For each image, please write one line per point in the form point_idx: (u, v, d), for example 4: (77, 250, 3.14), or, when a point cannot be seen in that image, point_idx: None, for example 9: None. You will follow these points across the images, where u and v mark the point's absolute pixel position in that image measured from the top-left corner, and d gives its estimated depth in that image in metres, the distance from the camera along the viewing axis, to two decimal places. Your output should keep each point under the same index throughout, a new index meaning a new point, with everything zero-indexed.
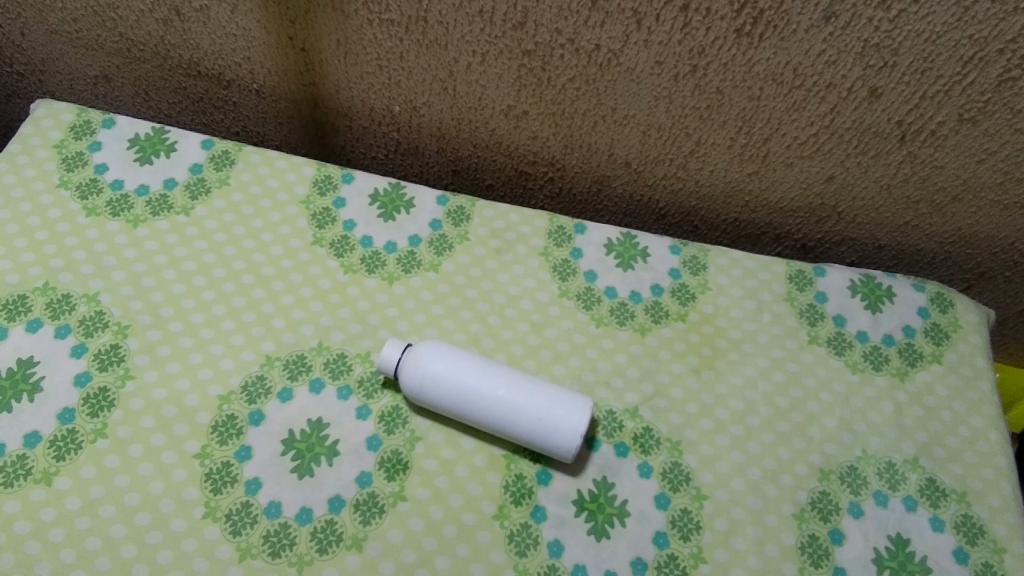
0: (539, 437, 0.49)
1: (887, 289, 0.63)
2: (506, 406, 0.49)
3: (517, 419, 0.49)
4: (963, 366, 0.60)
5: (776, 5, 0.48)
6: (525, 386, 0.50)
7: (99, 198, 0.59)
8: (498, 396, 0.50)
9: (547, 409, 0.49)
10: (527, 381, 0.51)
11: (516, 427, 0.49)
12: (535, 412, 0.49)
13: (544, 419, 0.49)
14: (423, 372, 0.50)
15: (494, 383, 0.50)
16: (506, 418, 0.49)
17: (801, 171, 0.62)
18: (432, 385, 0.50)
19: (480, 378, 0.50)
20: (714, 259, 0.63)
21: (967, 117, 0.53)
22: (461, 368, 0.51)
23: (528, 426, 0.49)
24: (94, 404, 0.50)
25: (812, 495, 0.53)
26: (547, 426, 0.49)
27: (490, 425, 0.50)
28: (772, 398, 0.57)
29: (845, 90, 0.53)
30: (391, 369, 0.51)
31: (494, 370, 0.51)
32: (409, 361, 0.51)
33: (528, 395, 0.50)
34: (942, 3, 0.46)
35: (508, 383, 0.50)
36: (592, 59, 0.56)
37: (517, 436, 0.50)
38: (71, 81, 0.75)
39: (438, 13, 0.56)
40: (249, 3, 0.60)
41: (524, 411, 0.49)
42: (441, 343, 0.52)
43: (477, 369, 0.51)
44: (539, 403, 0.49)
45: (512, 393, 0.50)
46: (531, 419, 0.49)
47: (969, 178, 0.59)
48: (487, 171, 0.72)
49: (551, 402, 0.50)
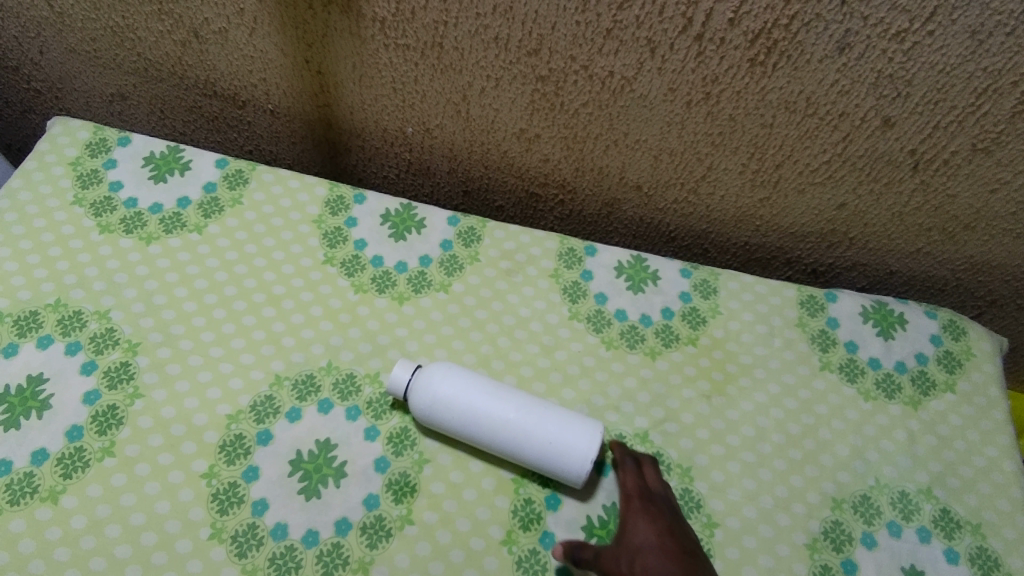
0: (549, 462, 0.48)
1: (899, 316, 0.63)
2: (515, 429, 0.49)
3: (527, 443, 0.49)
4: (977, 396, 0.59)
5: (790, 36, 0.48)
6: (535, 410, 0.50)
7: (113, 215, 0.59)
8: (508, 419, 0.49)
9: (557, 432, 0.49)
10: (537, 405, 0.50)
11: (526, 451, 0.49)
12: (545, 436, 0.49)
13: (555, 443, 0.48)
14: (433, 394, 0.50)
15: (504, 406, 0.50)
16: (516, 442, 0.49)
17: (812, 198, 0.62)
18: (442, 407, 0.50)
19: (490, 401, 0.50)
20: (724, 283, 0.63)
21: (980, 147, 0.53)
22: (471, 391, 0.50)
23: (538, 450, 0.49)
24: (102, 422, 0.50)
25: (825, 524, 0.53)
26: (557, 450, 0.48)
27: (499, 448, 0.50)
28: (784, 425, 0.57)
29: (858, 119, 0.54)
30: (400, 391, 0.51)
31: (503, 394, 0.51)
32: (418, 382, 0.51)
33: (538, 419, 0.49)
34: (957, 36, 0.46)
35: (518, 407, 0.50)
36: (605, 85, 0.57)
37: (527, 460, 0.49)
38: (88, 98, 0.76)
39: (454, 39, 0.56)
40: (266, 26, 0.60)
41: (534, 434, 0.49)
42: (450, 366, 0.52)
43: (487, 391, 0.51)
44: (549, 427, 0.49)
45: (523, 416, 0.49)
46: (541, 444, 0.48)
47: (981, 208, 0.59)
48: (498, 192, 0.73)
49: (561, 426, 0.49)
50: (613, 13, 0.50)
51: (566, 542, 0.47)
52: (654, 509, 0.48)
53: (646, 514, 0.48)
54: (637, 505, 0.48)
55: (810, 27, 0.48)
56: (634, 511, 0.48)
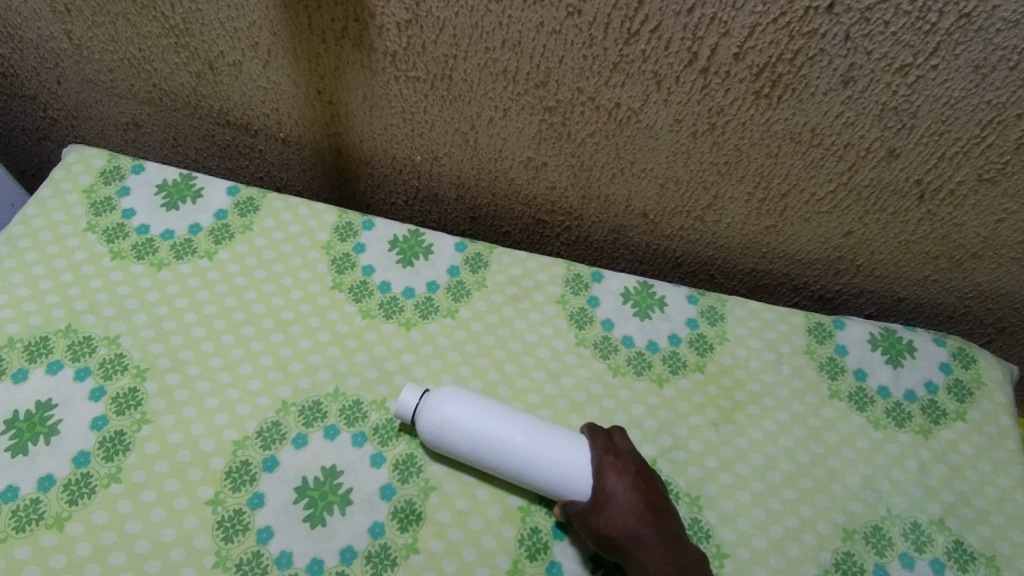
0: (560, 483, 0.48)
1: (908, 343, 0.63)
2: (525, 451, 0.48)
3: (536, 465, 0.48)
4: (988, 425, 0.59)
5: (794, 70, 0.49)
6: (544, 431, 0.50)
7: (125, 241, 0.60)
8: (517, 440, 0.49)
9: (567, 453, 0.49)
10: (546, 428, 0.50)
11: (536, 472, 0.48)
12: (556, 456, 0.48)
13: (564, 465, 0.48)
14: (442, 415, 0.50)
15: (513, 427, 0.49)
16: (525, 464, 0.48)
17: (819, 226, 0.63)
18: (450, 428, 0.49)
19: (498, 422, 0.49)
20: (731, 310, 0.63)
21: (986, 178, 0.54)
22: (480, 413, 0.50)
23: (548, 471, 0.48)
24: (109, 448, 0.50)
25: (836, 556, 0.52)
26: (568, 470, 0.48)
27: (508, 470, 0.49)
28: (793, 453, 0.56)
29: (864, 150, 0.54)
30: (407, 416, 0.51)
31: (512, 416, 0.50)
32: (425, 405, 0.51)
33: (547, 440, 0.49)
34: (960, 71, 0.47)
35: (526, 429, 0.49)
36: (612, 116, 0.58)
37: (536, 482, 0.49)
38: (103, 126, 0.78)
39: (463, 72, 0.58)
40: (280, 59, 0.62)
41: (543, 457, 0.48)
42: (457, 387, 0.51)
43: (494, 413, 0.50)
44: (559, 448, 0.49)
45: (532, 437, 0.49)
46: (551, 465, 0.48)
47: (988, 237, 0.59)
48: (505, 219, 0.73)
49: (571, 447, 0.49)
50: (620, 47, 0.51)
51: (562, 500, 0.49)
52: (622, 465, 0.48)
53: (614, 470, 0.48)
54: (606, 462, 0.48)
55: (815, 62, 0.48)
56: (604, 468, 0.48)
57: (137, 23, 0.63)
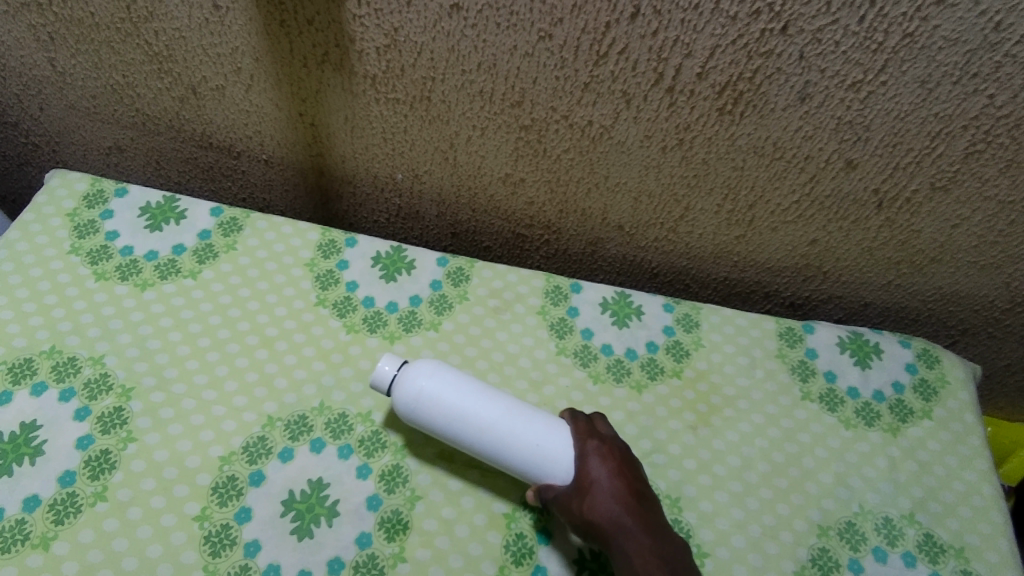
0: (534, 466, 0.48)
1: (874, 345, 0.65)
2: (501, 431, 0.49)
3: (512, 446, 0.48)
4: (953, 422, 0.62)
5: (754, 88, 0.52)
6: (522, 413, 0.50)
7: (109, 263, 0.61)
8: (496, 419, 0.49)
9: (544, 436, 0.49)
10: (525, 410, 0.50)
11: (511, 453, 0.48)
12: (533, 439, 0.49)
13: (540, 448, 0.48)
14: (419, 389, 0.50)
15: (491, 406, 0.50)
16: (500, 443, 0.49)
17: (785, 235, 0.66)
18: (428, 403, 0.50)
19: (477, 400, 0.50)
20: (706, 317, 0.66)
21: (939, 186, 0.57)
22: (459, 389, 0.50)
23: (524, 453, 0.48)
24: (95, 467, 0.50)
25: (812, 552, 0.54)
26: (544, 454, 0.48)
27: (484, 450, 0.49)
28: (769, 454, 0.58)
29: (823, 161, 0.57)
30: (384, 383, 0.51)
31: (492, 395, 0.51)
32: (404, 377, 0.51)
33: (526, 422, 0.49)
34: (908, 86, 0.50)
35: (505, 410, 0.50)
36: (585, 133, 0.60)
37: (511, 463, 0.49)
38: (85, 151, 0.79)
39: (441, 93, 0.60)
40: (262, 83, 0.64)
41: (519, 438, 0.48)
42: (438, 363, 0.52)
43: (474, 390, 0.50)
44: (537, 431, 0.49)
45: (509, 417, 0.49)
46: (528, 446, 0.48)
47: (945, 242, 0.63)
48: (485, 234, 0.76)
49: (549, 430, 0.49)
50: (590, 69, 0.54)
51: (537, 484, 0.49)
52: (606, 450, 0.49)
53: (598, 455, 0.48)
54: (590, 447, 0.49)
55: (772, 80, 0.51)
56: (587, 454, 0.48)
57: (120, 50, 0.64)
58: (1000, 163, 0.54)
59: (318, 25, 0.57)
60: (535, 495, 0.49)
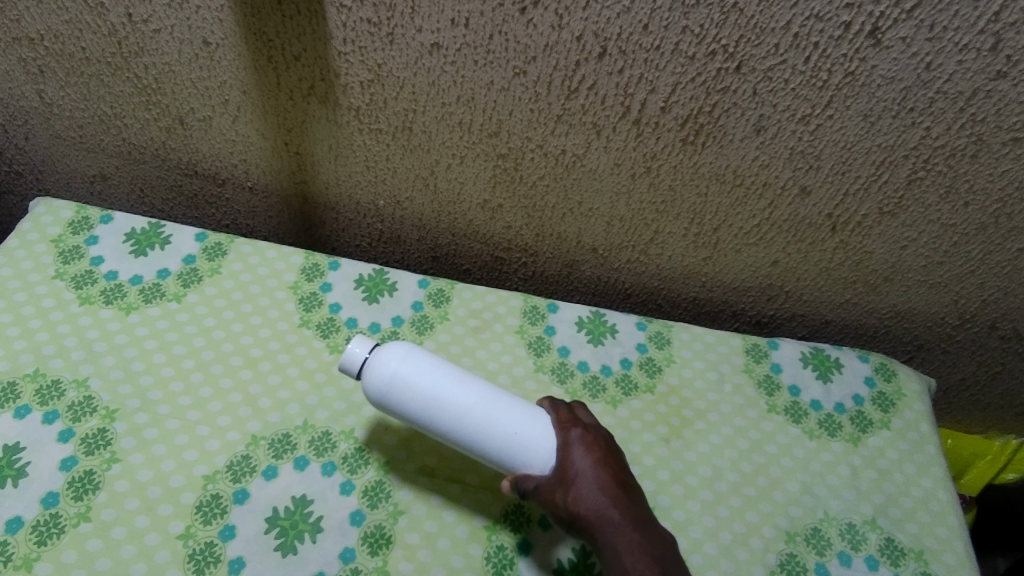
0: (512, 454, 0.48)
1: (835, 360, 0.69)
2: (478, 417, 0.48)
3: (488, 433, 0.48)
4: (910, 432, 0.65)
5: (713, 120, 0.57)
6: (499, 400, 0.50)
7: (93, 287, 0.62)
8: (473, 405, 0.49)
9: (522, 424, 0.49)
10: (503, 397, 0.50)
11: (488, 441, 0.48)
12: (511, 426, 0.48)
13: (517, 436, 0.48)
14: (394, 372, 0.49)
15: (468, 392, 0.49)
16: (476, 430, 0.48)
17: (748, 257, 0.70)
18: (403, 387, 0.49)
19: (453, 385, 0.49)
20: (676, 334, 0.69)
21: (886, 211, 0.62)
22: (435, 374, 0.50)
23: (502, 440, 0.48)
24: (78, 488, 0.50)
25: (781, 557, 0.56)
26: (521, 441, 0.48)
27: (459, 436, 0.49)
28: (738, 464, 0.61)
29: (780, 188, 0.62)
30: (354, 365, 0.50)
31: (469, 382, 0.50)
32: (376, 359, 0.50)
33: (503, 408, 0.49)
34: (852, 119, 0.55)
35: (482, 396, 0.49)
36: (559, 161, 0.64)
37: (488, 450, 0.48)
38: (69, 179, 0.80)
39: (422, 124, 0.63)
40: (249, 113, 0.66)
41: (497, 425, 0.48)
42: (413, 346, 0.51)
43: (450, 376, 0.50)
44: (514, 418, 0.49)
45: (487, 404, 0.49)
46: (505, 434, 0.48)
47: (895, 262, 0.67)
48: (465, 257, 0.78)
49: (527, 418, 0.49)
50: (562, 102, 0.58)
51: (513, 474, 0.49)
52: (589, 440, 0.49)
53: (582, 445, 0.48)
54: (573, 437, 0.49)
55: (730, 113, 0.56)
56: (571, 444, 0.48)
57: (110, 82, 0.67)
58: (940, 189, 0.59)
59: (305, 61, 0.60)
60: (509, 486, 0.48)
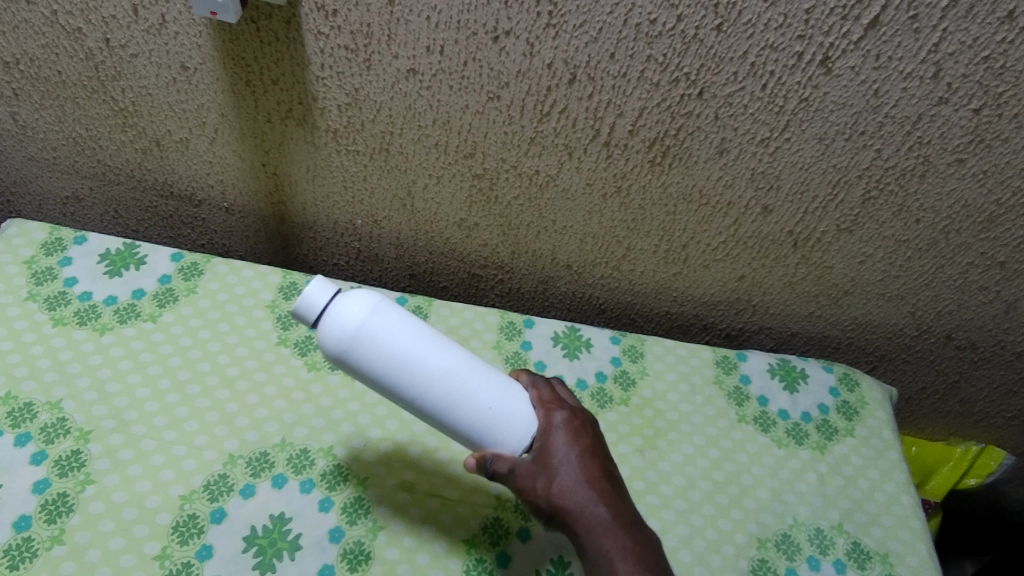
0: (484, 428, 0.46)
1: (801, 371, 0.72)
2: (451, 386, 0.45)
3: (460, 404, 0.46)
4: (873, 439, 0.68)
5: (679, 143, 0.59)
6: (476, 369, 0.47)
7: (67, 308, 0.62)
8: (447, 371, 0.46)
9: (499, 398, 0.46)
10: (480, 366, 0.47)
11: (459, 412, 0.46)
12: (486, 400, 0.46)
13: (492, 411, 0.46)
14: (362, 327, 0.45)
15: (441, 358, 0.46)
16: (448, 400, 0.45)
17: (716, 272, 0.73)
18: (369, 345, 0.45)
19: (425, 347, 0.46)
20: (649, 347, 0.71)
21: (843, 228, 0.65)
22: (406, 334, 0.46)
23: (474, 414, 0.46)
24: (52, 511, 0.50)
25: (753, 563, 0.58)
26: (496, 417, 0.46)
27: (427, 403, 0.46)
28: (710, 473, 0.63)
29: (743, 207, 0.65)
30: (311, 314, 0.46)
31: (444, 346, 0.47)
32: (339, 311, 0.46)
33: (480, 379, 0.47)
34: (808, 142, 0.58)
35: (458, 364, 0.46)
36: (532, 181, 0.66)
37: (457, 422, 0.46)
38: (40, 201, 0.79)
39: (399, 146, 0.65)
40: (227, 136, 0.67)
41: (471, 398, 0.46)
42: (384, 298, 0.47)
43: (424, 338, 0.46)
44: (490, 392, 0.46)
45: (463, 372, 0.46)
46: (479, 407, 0.46)
47: (855, 276, 0.70)
48: (442, 275, 0.80)
49: (503, 393, 0.47)
50: (535, 125, 0.60)
51: (480, 452, 0.47)
52: (574, 427, 0.48)
53: (566, 432, 0.47)
54: (557, 421, 0.48)
55: (694, 136, 0.59)
56: (553, 429, 0.47)
57: (86, 105, 0.67)
58: (892, 208, 0.63)
59: (283, 85, 0.61)
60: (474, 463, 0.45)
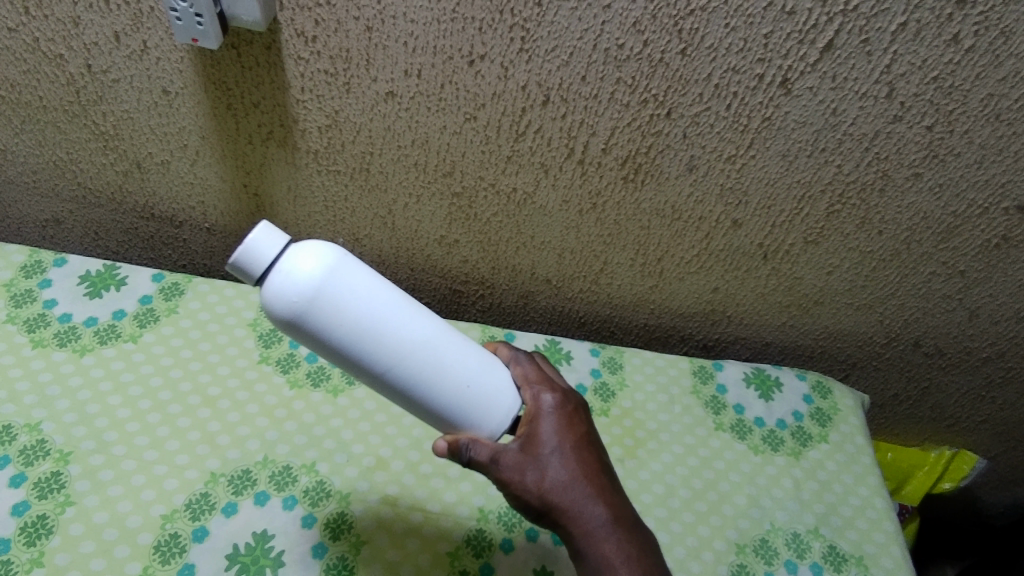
0: (458, 405, 0.46)
1: (775, 379, 0.74)
2: (424, 358, 0.45)
3: (434, 378, 0.45)
4: (847, 444, 0.70)
5: (650, 160, 0.62)
6: (448, 340, 0.46)
7: (47, 330, 0.62)
8: (419, 343, 0.45)
9: (474, 375, 0.47)
10: (451, 338, 0.47)
11: (432, 386, 0.45)
12: (461, 377, 0.46)
13: (467, 387, 0.46)
14: (323, 289, 0.42)
15: (413, 329, 0.45)
16: (421, 374, 0.45)
17: (691, 284, 0.75)
18: (330, 309, 0.43)
19: (393, 314, 0.44)
20: (628, 359, 0.73)
21: (810, 240, 0.68)
22: (372, 299, 0.44)
23: (450, 390, 0.46)
24: (31, 533, 0.50)
25: (732, 568, 0.59)
26: (470, 395, 0.46)
27: (396, 375, 0.45)
28: (689, 480, 0.64)
29: (714, 222, 0.67)
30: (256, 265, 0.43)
31: (413, 313, 0.45)
32: (294, 268, 0.43)
33: (454, 352, 0.46)
34: (772, 159, 0.61)
35: (430, 335, 0.45)
36: (510, 199, 0.68)
37: (430, 395, 0.46)
38: (19, 224, 0.79)
39: (379, 166, 0.66)
40: (208, 157, 0.68)
41: (446, 374, 0.45)
42: (345, 256, 0.44)
43: (391, 303, 0.45)
44: (466, 369, 0.46)
45: (436, 344, 0.45)
46: (454, 384, 0.46)
47: (824, 286, 0.73)
48: (424, 291, 0.81)
49: (478, 369, 0.47)
50: (511, 144, 0.62)
51: (453, 437, 0.46)
52: (562, 414, 0.49)
53: (555, 421, 0.48)
54: (545, 409, 0.48)
55: (664, 154, 0.61)
56: (541, 418, 0.48)
57: (66, 130, 0.68)
58: (855, 220, 0.65)
59: (263, 108, 0.62)
60: (445, 447, 0.45)
